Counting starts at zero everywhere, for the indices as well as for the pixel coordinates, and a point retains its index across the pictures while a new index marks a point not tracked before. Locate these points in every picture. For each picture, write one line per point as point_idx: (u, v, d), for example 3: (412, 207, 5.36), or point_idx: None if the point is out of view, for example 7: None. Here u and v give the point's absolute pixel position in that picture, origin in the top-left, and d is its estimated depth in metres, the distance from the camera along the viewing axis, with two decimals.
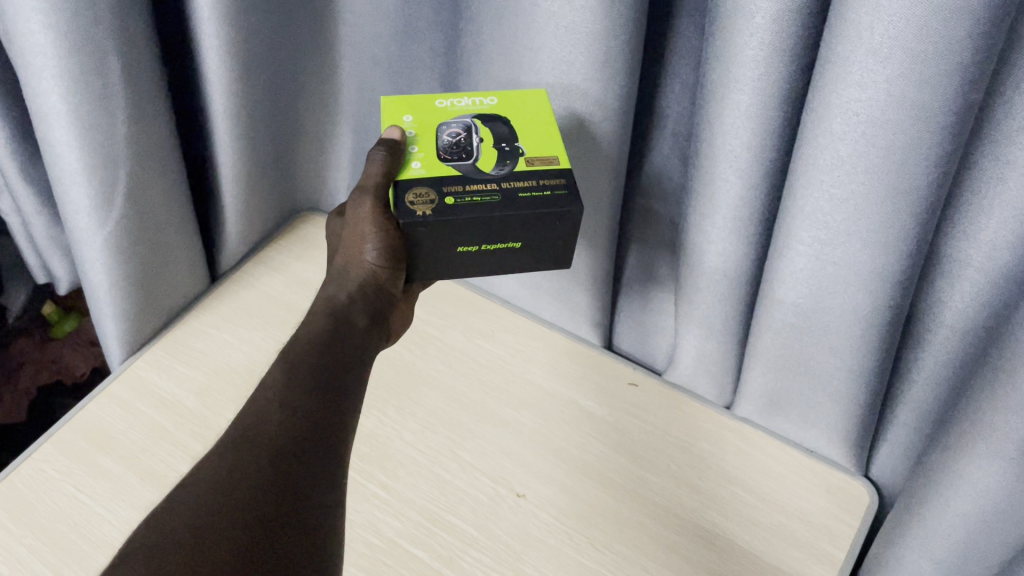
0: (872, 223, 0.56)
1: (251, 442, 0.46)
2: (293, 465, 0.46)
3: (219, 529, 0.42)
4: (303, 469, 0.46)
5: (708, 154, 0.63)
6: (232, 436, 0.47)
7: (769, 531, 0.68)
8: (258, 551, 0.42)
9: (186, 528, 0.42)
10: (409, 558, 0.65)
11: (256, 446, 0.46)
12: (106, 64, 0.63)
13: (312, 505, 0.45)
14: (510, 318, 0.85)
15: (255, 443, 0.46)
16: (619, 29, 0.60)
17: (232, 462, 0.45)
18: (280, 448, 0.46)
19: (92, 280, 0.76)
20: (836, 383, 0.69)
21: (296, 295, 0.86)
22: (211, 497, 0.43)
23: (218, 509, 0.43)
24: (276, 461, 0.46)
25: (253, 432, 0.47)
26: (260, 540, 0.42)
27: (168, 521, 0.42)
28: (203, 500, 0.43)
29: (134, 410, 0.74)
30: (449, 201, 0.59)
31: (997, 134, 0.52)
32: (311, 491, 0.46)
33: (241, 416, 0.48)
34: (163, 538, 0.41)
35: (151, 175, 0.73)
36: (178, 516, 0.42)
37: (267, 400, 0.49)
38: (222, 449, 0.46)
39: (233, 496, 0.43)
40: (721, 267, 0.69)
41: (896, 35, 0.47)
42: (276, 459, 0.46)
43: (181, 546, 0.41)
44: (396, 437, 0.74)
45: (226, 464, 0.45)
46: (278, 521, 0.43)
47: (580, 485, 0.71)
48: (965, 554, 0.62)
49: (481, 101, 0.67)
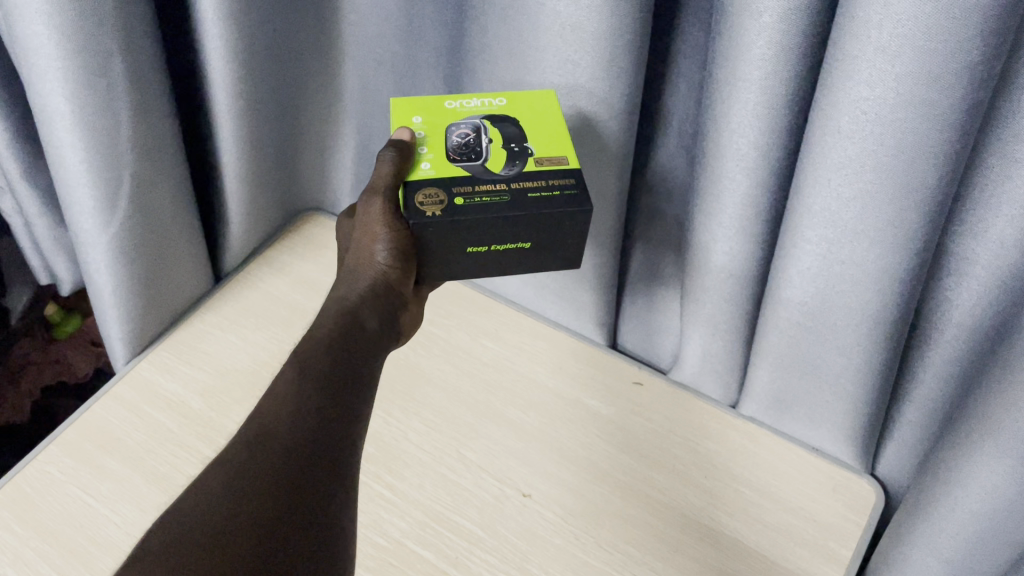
0: (880, 221, 0.56)
1: (266, 437, 0.46)
2: (307, 461, 0.46)
3: (236, 526, 0.42)
4: (318, 467, 0.46)
5: (716, 154, 0.63)
6: (247, 431, 0.47)
7: (776, 530, 0.68)
8: (272, 545, 0.42)
9: (202, 527, 0.42)
10: (415, 558, 0.65)
11: (269, 443, 0.46)
12: (109, 66, 0.63)
13: (324, 502, 0.46)
14: (515, 318, 0.85)
15: (267, 441, 0.46)
16: (626, 29, 0.60)
17: (248, 455, 0.45)
18: (293, 446, 0.46)
19: (96, 281, 0.76)
20: (843, 381, 0.68)
21: (300, 295, 0.85)
22: (229, 494, 0.43)
23: (233, 508, 0.43)
24: (291, 458, 0.46)
25: (266, 430, 0.47)
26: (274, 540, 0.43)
27: (186, 517, 0.42)
28: (218, 498, 0.43)
29: (138, 410, 0.74)
30: (458, 201, 0.59)
31: (1004, 132, 0.52)
32: (325, 492, 0.46)
33: (254, 413, 0.49)
34: (182, 536, 0.41)
35: (155, 177, 0.73)
36: (193, 510, 0.43)
37: (279, 399, 0.49)
38: (237, 443, 0.46)
39: (250, 495, 0.43)
40: (728, 266, 0.68)
41: (905, 33, 0.47)
42: (288, 457, 0.46)
43: (195, 544, 0.41)
44: (402, 437, 0.74)
45: (240, 462, 0.45)
46: (292, 517, 0.44)
47: (586, 484, 0.71)
48: (973, 552, 0.62)
49: (490, 102, 0.67)
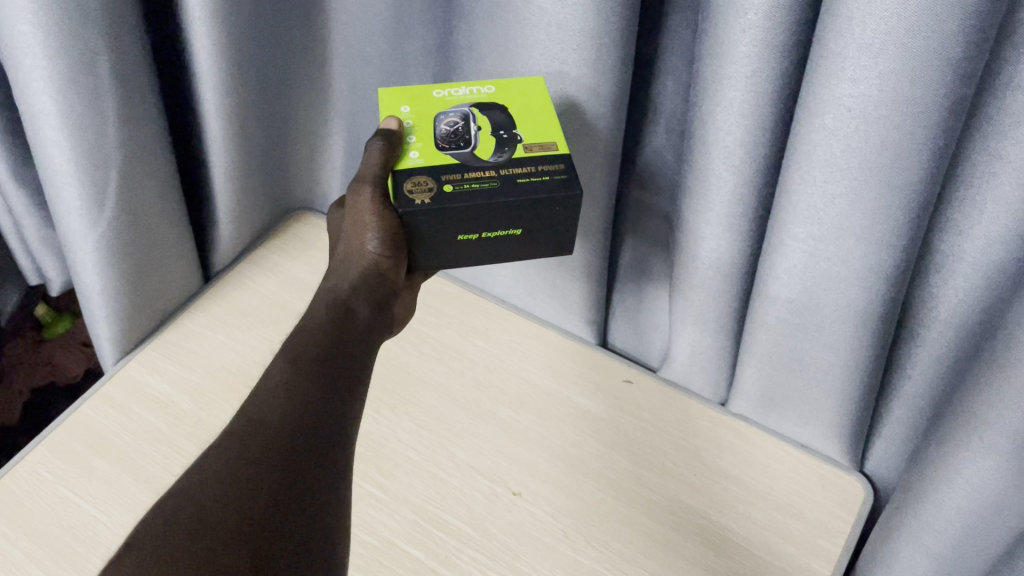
0: (865, 218, 0.56)
1: (257, 428, 0.47)
2: (297, 451, 0.46)
3: (229, 521, 0.42)
4: (311, 462, 0.46)
5: (703, 150, 0.63)
6: (240, 421, 0.48)
7: (764, 527, 0.69)
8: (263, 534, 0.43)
9: (194, 515, 0.42)
10: (405, 557, 0.65)
11: (261, 433, 0.46)
12: (95, 64, 0.63)
13: (316, 493, 0.46)
14: (505, 316, 0.85)
15: (260, 430, 0.47)
16: (612, 26, 0.60)
17: (240, 446, 0.46)
18: (284, 436, 0.47)
19: (84, 281, 0.76)
20: (831, 378, 0.69)
21: (288, 294, 0.85)
22: (222, 490, 0.43)
23: (224, 496, 0.43)
24: (284, 452, 0.46)
25: (259, 419, 0.47)
26: (266, 536, 0.43)
27: (180, 504, 0.43)
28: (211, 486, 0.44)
29: (127, 410, 0.74)
30: (447, 188, 0.59)
31: (989, 129, 0.53)
32: (316, 483, 0.46)
33: (246, 404, 0.49)
34: (175, 523, 0.42)
35: (144, 175, 0.73)
36: (185, 505, 0.43)
37: (270, 390, 0.49)
38: (231, 433, 0.47)
39: (242, 492, 0.43)
40: (717, 263, 0.69)
41: (888, 31, 0.47)
42: (280, 448, 0.46)
43: (186, 537, 0.41)
44: (391, 436, 0.73)
45: (234, 450, 0.45)
46: (282, 505, 0.44)
47: (576, 482, 0.71)
48: (961, 548, 0.63)
49: (478, 89, 0.66)
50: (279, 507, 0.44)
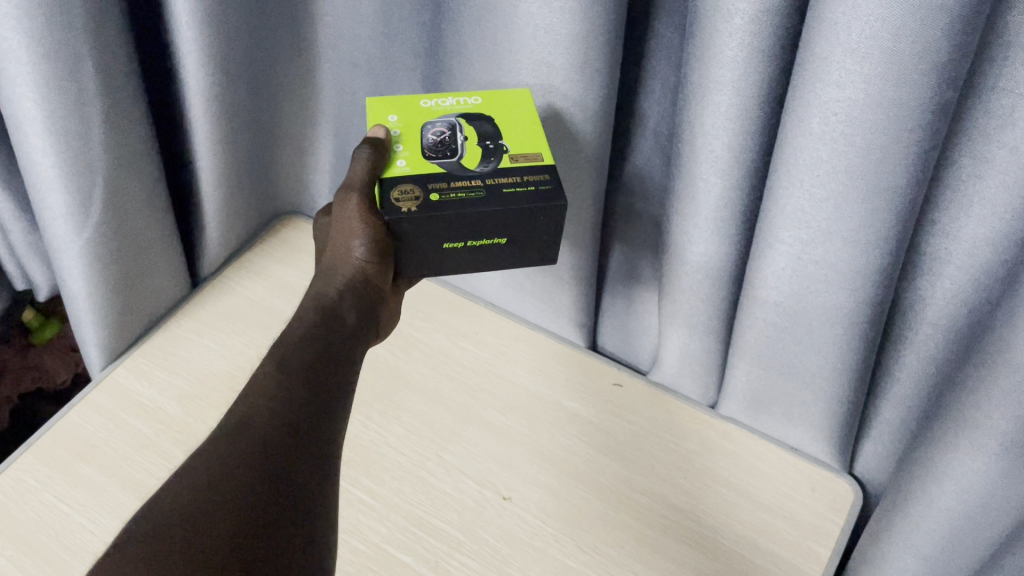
0: (851, 221, 0.56)
1: (248, 426, 0.47)
2: (290, 446, 0.47)
3: (221, 506, 0.43)
4: (301, 460, 0.47)
5: (689, 155, 0.63)
6: (234, 415, 0.48)
7: (754, 530, 0.69)
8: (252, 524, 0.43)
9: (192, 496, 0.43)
10: (396, 563, 0.65)
11: (257, 425, 0.47)
12: (80, 68, 0.62)
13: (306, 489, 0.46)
14: (494, 320, 0.85)
15: (256, 422, 0.47)
16: (601, 30, 0.59)
17: (237, 437, 0.46)
18: (278, 431, 0.47)
19: (70, 285, 0.75)
20: (820, 379, 0.69)
21: (278, 300, 0.85)
22: (218, 476, 0.44)
23: (221, 479, 0.44)
24: (275, 446, 0.46)
25: (252, 413, 0.48)
26: (259, 526, 0.43)
27: (183, 485, 0.44)
28: (211, 469, 0.44)
29: (115, 418, 0.73)
30: (434, 198, 0.59)
31: (974, 132, 0.53)
32: (307, 477, 0.46)
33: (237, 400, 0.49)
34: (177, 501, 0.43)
35: (130, 180, 0.72)
36: (181, 488, 0.43)
37: (261, 388, 0.49)
38: (229, 424, 0.47)
39: (236, 477, 0.44)
40: (706, 266, 0.68)
41: (872, 35, 0.47)
42: (273, 441, 0.46)
43: (185, 517, 0.42)
44: (379, 440, 0.73)
45: (234, 438, 0.46)
46: (274, 496, 0.44)
47: (567, 486, 0.71)
48: (952, 549, 0.63)
49: (466, 100, 0.66)
50: (274, 498, 0.44)
